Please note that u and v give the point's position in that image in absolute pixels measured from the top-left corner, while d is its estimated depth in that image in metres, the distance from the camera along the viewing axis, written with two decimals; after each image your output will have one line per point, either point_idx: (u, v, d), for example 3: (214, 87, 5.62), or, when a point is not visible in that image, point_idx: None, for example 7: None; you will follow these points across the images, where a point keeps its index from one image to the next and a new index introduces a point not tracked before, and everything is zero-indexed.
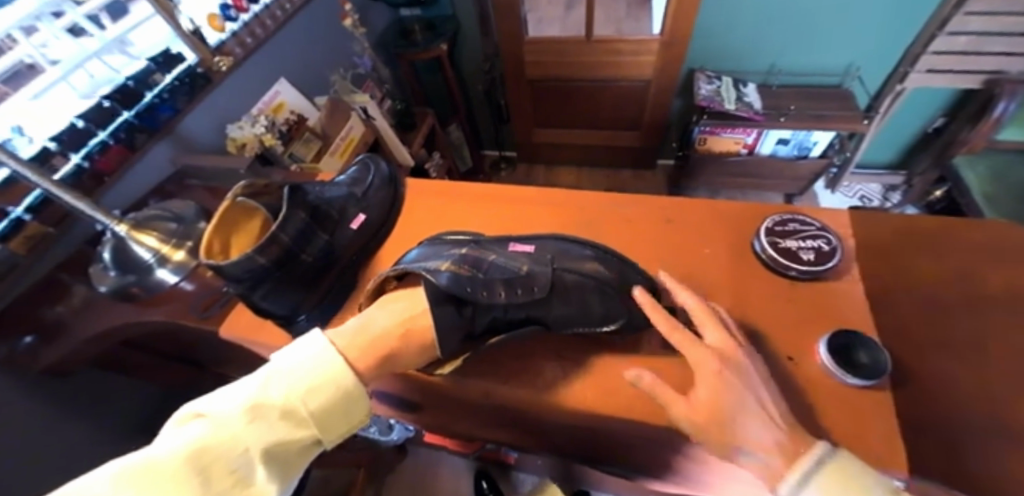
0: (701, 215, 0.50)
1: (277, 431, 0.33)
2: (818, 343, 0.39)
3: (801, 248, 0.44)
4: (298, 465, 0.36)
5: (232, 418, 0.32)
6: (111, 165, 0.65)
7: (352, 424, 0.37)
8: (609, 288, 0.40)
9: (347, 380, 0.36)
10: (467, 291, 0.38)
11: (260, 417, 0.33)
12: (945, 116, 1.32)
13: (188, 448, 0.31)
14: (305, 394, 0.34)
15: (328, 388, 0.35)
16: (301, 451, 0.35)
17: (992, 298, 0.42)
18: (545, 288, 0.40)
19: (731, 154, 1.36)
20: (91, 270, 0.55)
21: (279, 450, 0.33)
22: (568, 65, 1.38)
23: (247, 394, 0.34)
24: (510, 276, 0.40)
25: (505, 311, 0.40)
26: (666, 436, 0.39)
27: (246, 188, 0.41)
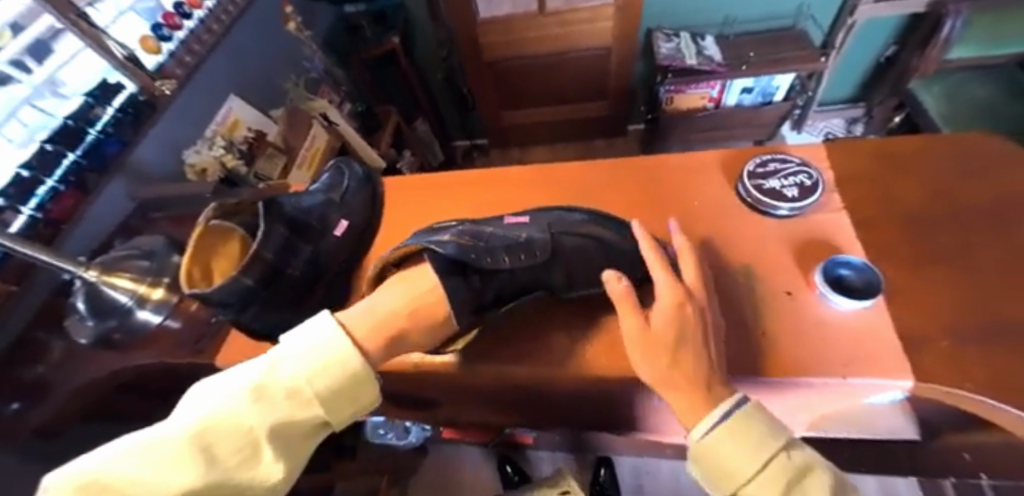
0: (682, 168, 0.50)
1: (282, 409, 0.28)
2: (812, 273, 0.40)
3: (785, 187, 0.45)
4: (308, 448, 0.31)
5: (234, 398, 0.27)
6: (66, 212, 0.63)
7: (364, 404, 0.32)
8: (617, 254, 0.41)
9: (355, 361, 0.30)
10: (472, 258, 0.36)
11: (265, 394, 0.28)
12: (895, 44, 1.35)
13: (188, 428, 0.26)
14: (311, 374, 0.29)
15: (334, 368, 0.30)
16: (310, 431, 0.30)
17: (964, 207, 0.44)
18: (550, 251, 0.39)
19: (699, 109, 1.37)
20: (69, 321, 0.53)
21: (284, 433, 0.28)
22: (525, 42, 1.36)
23: (249, 377, 0.29)
24: (512, 242, 0.38)
25: (511, 277, 0.39)
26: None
27: (216, 209, 0.39)
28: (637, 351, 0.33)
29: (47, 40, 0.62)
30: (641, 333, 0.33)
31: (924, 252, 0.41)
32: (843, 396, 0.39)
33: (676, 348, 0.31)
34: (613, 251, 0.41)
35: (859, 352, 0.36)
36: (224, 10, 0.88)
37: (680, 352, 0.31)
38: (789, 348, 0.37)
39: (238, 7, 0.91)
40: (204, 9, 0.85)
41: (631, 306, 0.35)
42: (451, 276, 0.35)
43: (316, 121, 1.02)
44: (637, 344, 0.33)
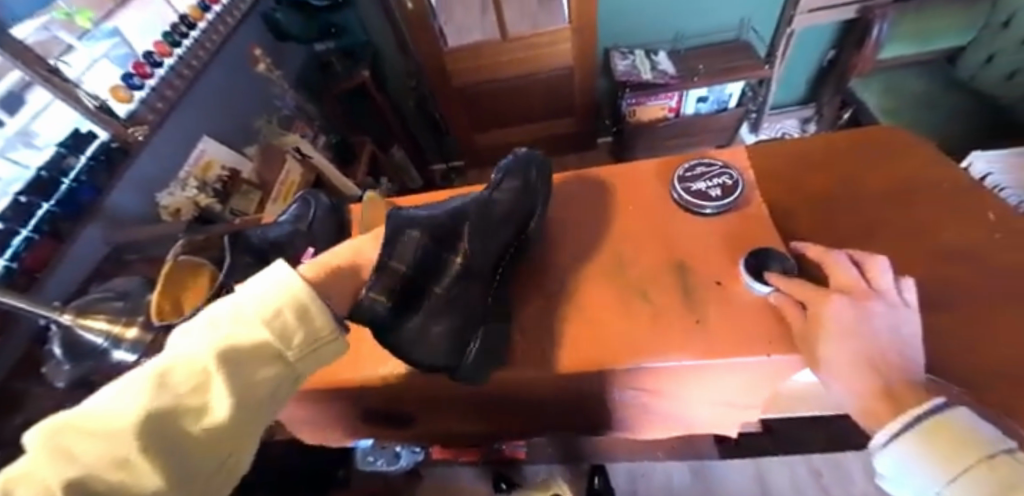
0: (624, 177, 0.54)
1: (231, 334, 0.25)
2: (737, 265, 0.44)
3: (709, 188, 0.47)
4: (277, 392, 0.26)
5: (180, 340, 0.25)
6: (41, 260, 0.65)
7: (325, 335, 0.27)
8: (530, 189, 0.47)
9: (300, 288, 0.27)
10: (430, 218, 0.39)
11: (214, 324, 0.25)
12: (834, 47, 1.45)
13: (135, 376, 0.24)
14: (259, 298, 0.26)
15: (279, 295, 0.26)
16: (272, 367, 0.26)
17: (875, 194, 0.48)
18: (470, 208, 0.42)
19: (660, 120, 1.44)
20: (48, 367, 0.55)
21: (233, 365, 0.24)
22: (490, 67, 1.43)
23: (198, 321, 0.26)
24: (454, 209, 0.42)
25: (473, 243, 0.40)
26: (628, 379, 0.43)
27: (186, 245, 0.42)
28: (802, 355, 0.36)
29: (19, 92, 0.65)
30: (800, 334, 0.36)
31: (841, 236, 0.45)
32: (782, 376, 0.41)
33: (837, 360, 0.34)
34: (527, 190, 0.47)
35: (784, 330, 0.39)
36: (195, 56, 0.91)
37: (822, 347, 0.35)
38: (723, 334, 0.40)
39: (208, 51, 0.94)
40: (174, 57, 0.88)
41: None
42: (408, 232, 0.36)
43: (289, 155, 1.04)
44: (797, 349, 0.37)
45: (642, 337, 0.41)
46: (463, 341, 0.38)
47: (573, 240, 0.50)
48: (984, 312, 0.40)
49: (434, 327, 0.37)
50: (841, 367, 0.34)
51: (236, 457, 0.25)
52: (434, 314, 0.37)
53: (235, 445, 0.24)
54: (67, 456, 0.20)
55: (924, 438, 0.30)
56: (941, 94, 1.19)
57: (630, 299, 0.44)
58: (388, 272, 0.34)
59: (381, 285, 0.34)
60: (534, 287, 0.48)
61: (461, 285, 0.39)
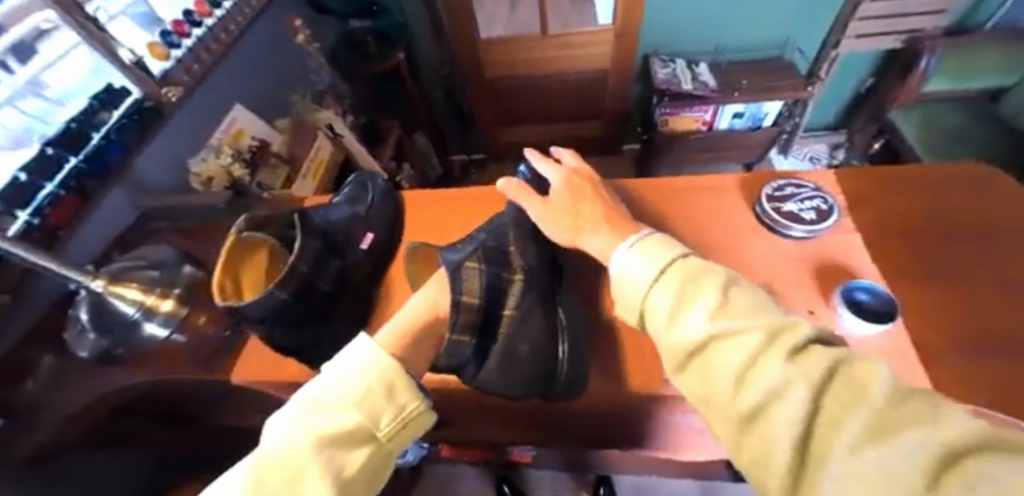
0: (702, 185, 0.50)
1: (322, 423, 0.24)
2: (831, 295, 0.41)
3: (802, 210, 0.45)
4: (370, 482, 0.25)
5: (274, 435, 0.24)
6: (65, 217, 0.60)
7: (411, 410, 0.28)
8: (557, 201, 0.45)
9: (388, 369, 0.28)
10: (484, 248, 0.36)
11: (301, 416, 0.25)
12: (874, 75, 1.43)
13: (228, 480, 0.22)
14: (344, 384, 0.27)
15: (370, 378, 0.27)
16: (365, 450, 0.25)
17: (980, 233, 0.44)
18: (507, 226, 0.40)
19: (692, 132, 1.42)
20: (69, 334, 0.51)
21: (332, 449, 0.24)
22: (526, 62, 1.39)
23: (290, 410, 0.26)
24: (501, 232, 0.39)
25: (535, 269, 0.37)
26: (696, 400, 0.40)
27: (248, 220, 0.38)
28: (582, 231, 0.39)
29: (30, 40, 0.56)
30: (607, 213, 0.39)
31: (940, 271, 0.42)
32: None
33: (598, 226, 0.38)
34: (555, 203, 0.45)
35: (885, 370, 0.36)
36: (233, 21, 0.86)
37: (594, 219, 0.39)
38: None
39: (244, 18, 0.89)
40: (214, 17, 0.83)
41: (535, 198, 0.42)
42: (468, 269, 0.33)
43: (321, 133, 1.03)
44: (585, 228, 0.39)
45: None
46: (552, 358, 0.34)
47: None
48: None
49: (520, 349, 0.33)
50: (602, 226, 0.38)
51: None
52: (516, 337, 0.34)
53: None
54: None
55: (725, 314, 0.27)
56: (979, 131, 1.19)
57: None
58: (464, 307, 0.32)
59: (461, 324, 0.32)
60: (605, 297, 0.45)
61: (534, 300, 0.35)
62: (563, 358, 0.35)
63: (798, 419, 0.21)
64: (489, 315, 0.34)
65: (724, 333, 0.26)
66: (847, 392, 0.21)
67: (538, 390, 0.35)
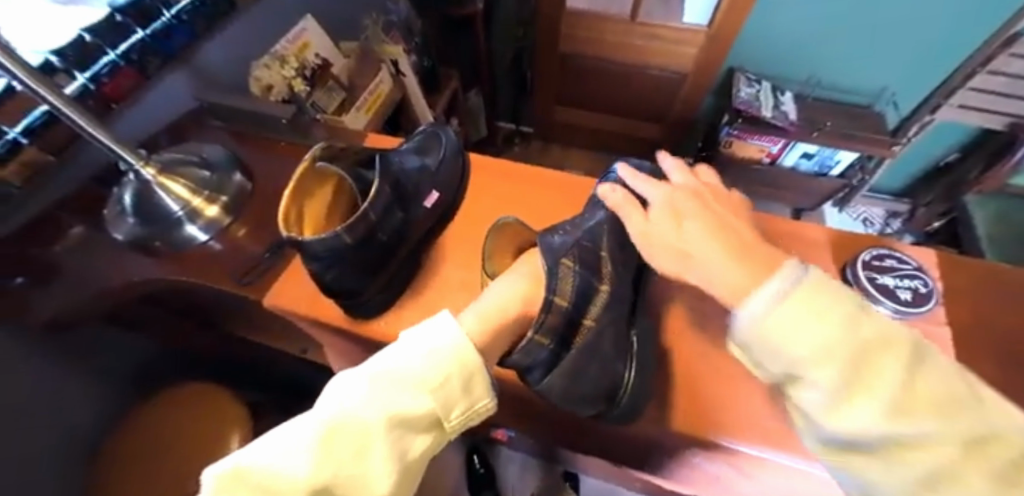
0: (791, 233, 0.47)
1: (403, 402, 0.25)
2: None
3: (898, 287, 0.41)
4: (425, 461, 0.26)
5: (354, 392, 0.25)
6: (120, 91, 0.57)
7: (480, 406, 0.28)
8: None
9: (470, 360, 0.28)
10: (583, 246, 0.36)
11: (383, 383, 0.25)
12: (959, 151, 1.34)
13: (307, 428, 0.23)
14: (429, 363, 0.27)
15: (452, 367, 0.27)
16: (429, 434, 0.26)
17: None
18: (602, 226, 0.40)
19: (754, 161, 1.36)
20: (108, 213, 0.51)
21: (402, 429, 0.24)
22: (605, 44, 1.31)
23: (372, 371, 0.26)
24: (594, 236, 0.39)
25: (622, 285, 0.38)
26: (730, 452, 0.38)
27: (323, 150, 0.36)
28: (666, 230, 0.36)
29: None
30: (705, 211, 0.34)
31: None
32: None
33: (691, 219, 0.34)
34: None
35: None
36: None
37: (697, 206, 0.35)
38: None
39: None
40: None
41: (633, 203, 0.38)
42: (567, 267, 0.34)
43: (385, 66, 0.96)
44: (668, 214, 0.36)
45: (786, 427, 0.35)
46: (618, 381, 0.34)
47: None
48: None
49: (591, 366, 0.33)
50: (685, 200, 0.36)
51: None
52: (591, 352, 0.33)
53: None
54: None
55: (800, 306, 0.25)
56: None
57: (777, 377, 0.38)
58: (553, 308, 0.32)
59: (547, 325, 0.32)
60: (663, 322, 0.42)
61: (612, 317, 0.35)
62: (629, 381, 0.35)
63: (860, 399, 0.23)
64: (571, 321, 0.33)
65: (805, 331, 0.24)
66: (873, 377, 0.23)
67: (595, 408, 0.34)
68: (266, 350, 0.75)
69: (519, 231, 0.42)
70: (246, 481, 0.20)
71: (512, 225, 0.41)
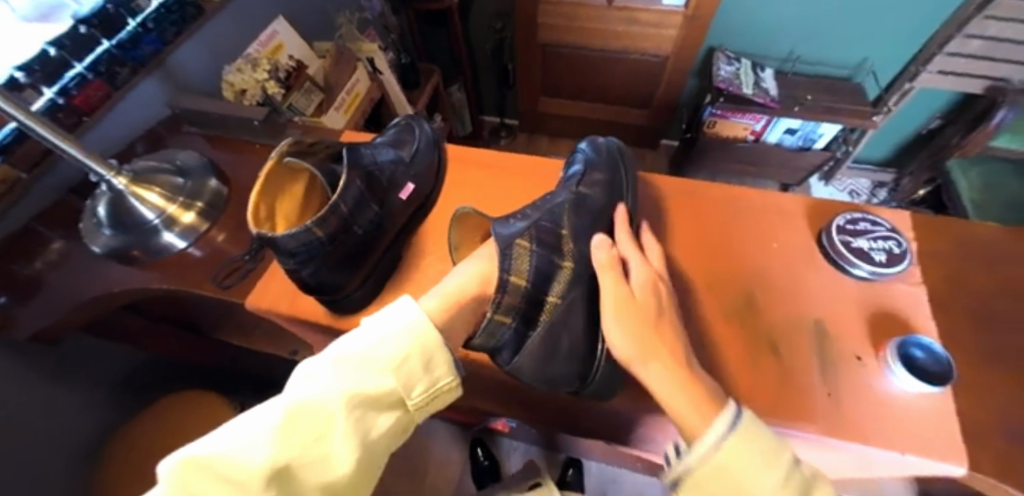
0: (763, 205, 0.47)
1: (364, 382, 0.26)
2: (886, 342, 0.37)
3: (873, 249, 0.42)
4: (390, 442, 0.27)
5: (315, 377, 0.26)
6: (91, 103, 0.56)
7: (443, 385, 0.30)
8: (618, 191, 0.44)
9: (430, 340, 0.29)
10: (542, 227, 0.37)
11: (345, 366, 0.27)
12: (941, 118, 1.35)
13: (267, 411, 0.24)
14: (389, 346, 0.28)
15: (413, 347, 0.29)
16: (392, 412, 0.27)
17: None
18: (565, 205, 0.40)
19: (739, 140, 1.36)
20: (84, 225, 0.50)
21: (363, 409, 0.25)
22: (583, 31, 1.30)
23: (333, 356, 0.27)
24: (555, 215, 0.39)
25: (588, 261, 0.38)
26: None
27: (291, 145, 0.36)
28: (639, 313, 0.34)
29: None
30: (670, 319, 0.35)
31: (1020, 351, 0.38)
32: (888, 471, 0.37)
33: (664, 323, 0.34)
34: (610, 190, 0.43)
35: (927, 437, 0.33)
36: None
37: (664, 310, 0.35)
38: (854, 416, 0.34)
39: None
40: None
41: (617, 272, 0.36)
42: (522, 247, 0.34)
43: (362, 64, 0.95)
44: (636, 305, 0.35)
45: (765, 391, 0.36)
46: (591, 355, 0.35)
47: (688, 254, 0.44)
48: None
49: (560, 342, 0.33)
50: (660, 300, 0.36)
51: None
52: (556, 331, 0.34)
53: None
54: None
55: (738, 460, 0.28)
56: None
57: (758, 345, 0.38)
58: (510, 289, 0.32)
59: (505, 305, 0.32)
60: None
61: (577, 293, 0.36)
62: (602, 354, 0.35)
63: None
64: (533, 300, 0.34)
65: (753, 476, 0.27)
66: None
67: (568, 386, 0.34)
68: (259, 355, 0.75)
69: (482, 221, 0.43)
70: (202, 466, 0.20)
71: (473, 216, 0.41)
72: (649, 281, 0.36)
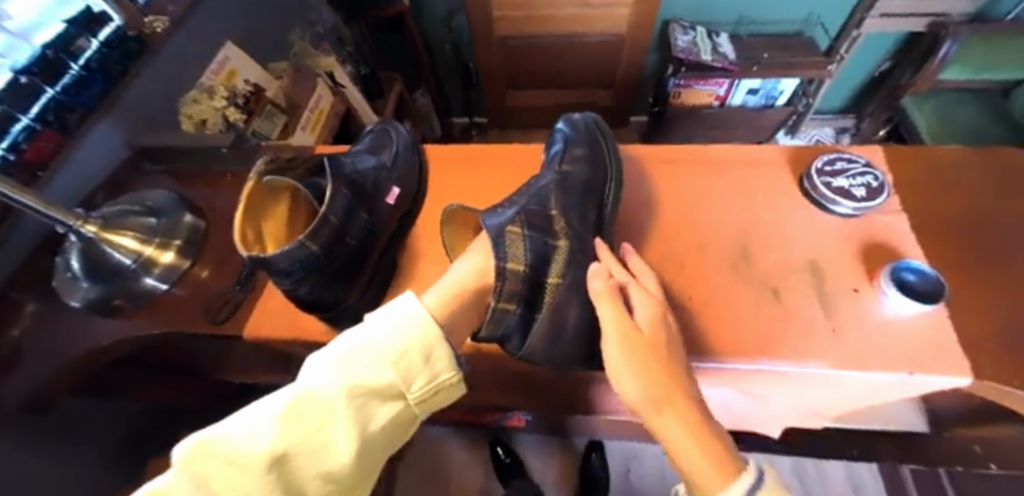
0: (741, 160, 0.48)
1: (368, 376, 0.27)
2: (877, 271, 0.39)
3: (853, 186, 0.43)
4: (390, 431, 0.29)
5: (320, 370, 0.26)
6: (43, 155, 0.53)
7: (444, 379, 0.30)
8: (602, 166, 0.43)
9: (431, 333, 0.30)
10: (532, 210, 0.36)
11: (351, 359, 0.27)
12: (890, 60, 1.40)
13: (273, 402, 0.25)
14: (393, 338, 0.29)
15: (415, 340, 0.29)
16: (393, 402, 0.28)
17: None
18: (550, 186, 0.39)
19: (705, 107, 1.38)
20: (58, 281, 0.47)
21: (363, 401, 0.26)
22: (539, 21, 1.30)
23: (338, 349, 0.28)
24: (542, 198, 0.38)
25: (583, 238, 0.38)
26: (727, 378, 0.39)
27: (268, 162, 0.34)
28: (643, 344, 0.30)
29: None
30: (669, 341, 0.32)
31: (999, 262, 0.40)
32: (895, 397, 0.39)
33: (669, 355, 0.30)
34: (594, 166, 0.43)
35: (931, 355, 0.35)
36: None
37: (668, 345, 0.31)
38: (861, 345, 0.36)
39: None
40: None
41: (618, 304, 0.33)
42: (514, 233, 0.34)
43: (322, 80, 0.93)
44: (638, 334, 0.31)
45: (774, 338, 0.36)
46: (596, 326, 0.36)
47: (678, 217, 0.44)
48: None
49: (565, 322, 0.34)
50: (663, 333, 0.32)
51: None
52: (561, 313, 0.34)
53: (345, 489, 0.26)
54: (200, 480, 0.21)
55: None
56: (988, 126, 1.19)
57: (763, 294, 0.39)
58: (508, 276, 0.33)
59: (506, 292, 0.32)
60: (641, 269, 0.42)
61: (576, 270, 0.36)
62: None
63: None
64: (533, 284, 0.34)
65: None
66: None
67: (576, 362, 0.36)
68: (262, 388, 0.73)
69: (469, 215, 0.42)
70: (207, 452, 0.22)
71: (461, 211, 0.41)
72: (655, 311, 0.33)
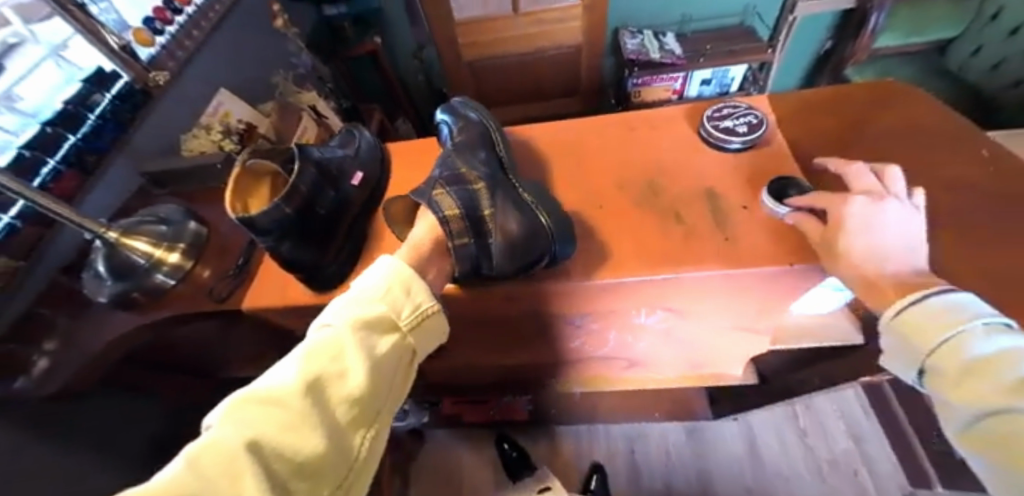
0: (649, 120, 0.56)
1: (362, 312, 0.35)
2: (761, 190, 0.47)
3: (736, 124, 0.50)
4: (398, 358, 0.35)
5: (325, 324, 0.34)
6: (69, 190, 0.63)
7: (426, 308, 0.38)
8: (481, 122, 0.51)
9: (407, 274, 0.38)
10: (443, 175, 0.46)
11: (347, 306, 0.35)
12: (831, 37, 1.50)
13: (294, 354, 0.32)
14: (375, 284, 0.37)
15: (395, 280, 0.37)
16: (391, 332, 0.35)
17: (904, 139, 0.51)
18: (450, 154, 0.48)
19: (664, 101, 1.49)
20: (86, 282, 0.55)
21: (365, 334, 0.34)
22: (501, 43, 1.44)
23: (336, 305, 0.36)
24: (446, 163, 0.47)
25: (494, 177, 0.46)
26: (649, 291, 0.46)
27: (250, 153, 0.44)
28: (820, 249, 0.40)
29: None
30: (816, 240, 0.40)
31: None
32: (793, 289, 0.46)
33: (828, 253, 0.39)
34: (472, 127, 0.51)
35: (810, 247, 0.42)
36: (204, 17, 0.89)
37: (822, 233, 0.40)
38: (749, 247, 0.43)
39: (209, 22, 0.89)
40: (175, 24, 0.83)
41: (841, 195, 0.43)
42: (440, 194, 0.44)
43: (306, 113, 1.03)
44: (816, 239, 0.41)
45: (679, 251, 0.44)
46: (537, 223, 0.43)
47: (599, 170, 0.52)
48: (966, 231, 0.45)
49: (511, 231, 0.42)
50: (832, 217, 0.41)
51: (374, 430, 0.32)
52: (503, 226, 0.43)
53: (373, 413, 0.32)
54: (250, 412, 0.27)
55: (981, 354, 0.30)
56: (929, 82, 1.26)
57: (670, 219, 0.46)
58: (451, 220, 0.43)
59: (456, 230, 0.43)
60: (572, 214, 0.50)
61: (502, 197, 0.44)
62: (546, 220, 0.43)
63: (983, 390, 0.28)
64: (472, 219, 0.43)
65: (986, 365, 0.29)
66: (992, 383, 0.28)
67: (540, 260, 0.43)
68: None
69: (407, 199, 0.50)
70: (250, 396, 0.28)
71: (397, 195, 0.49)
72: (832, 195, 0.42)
